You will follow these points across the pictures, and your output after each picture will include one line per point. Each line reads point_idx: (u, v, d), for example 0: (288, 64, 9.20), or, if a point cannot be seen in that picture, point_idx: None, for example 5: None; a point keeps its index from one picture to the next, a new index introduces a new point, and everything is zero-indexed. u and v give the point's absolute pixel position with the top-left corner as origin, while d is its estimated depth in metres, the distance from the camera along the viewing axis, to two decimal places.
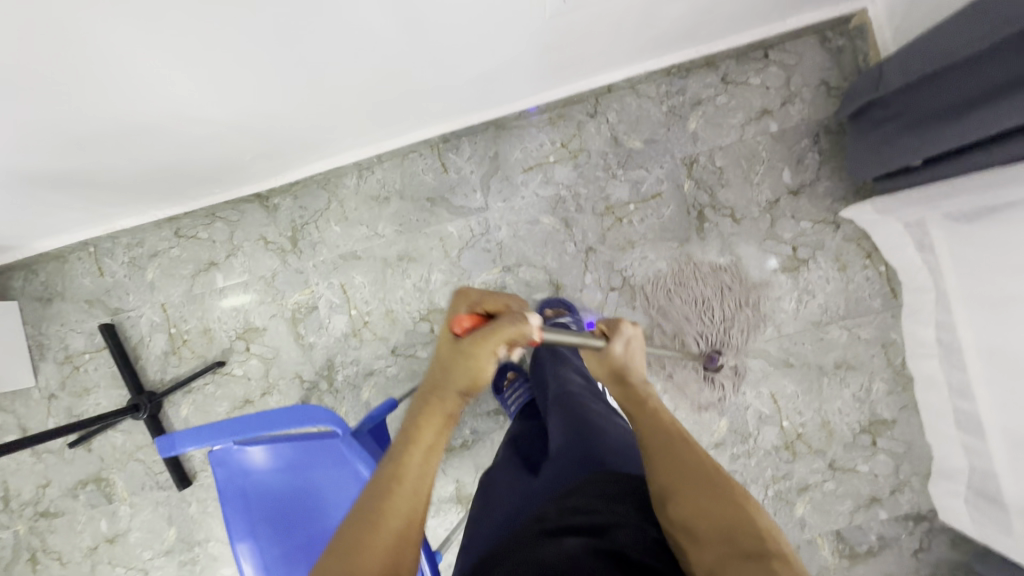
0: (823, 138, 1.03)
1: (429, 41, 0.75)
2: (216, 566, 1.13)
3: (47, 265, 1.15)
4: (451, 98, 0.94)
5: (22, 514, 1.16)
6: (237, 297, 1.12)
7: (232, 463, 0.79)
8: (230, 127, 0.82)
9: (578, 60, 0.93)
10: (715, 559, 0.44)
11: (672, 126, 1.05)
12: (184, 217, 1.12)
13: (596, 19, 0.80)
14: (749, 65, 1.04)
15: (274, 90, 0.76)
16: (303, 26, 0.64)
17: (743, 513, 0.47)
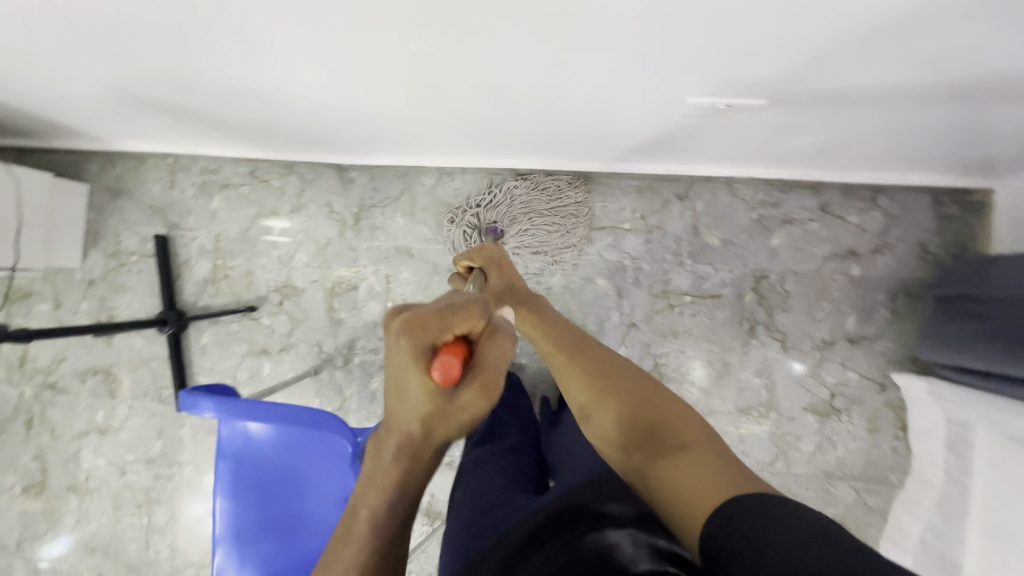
0: (901, 298, 1.00)
1: (547, 97, 0.75)
2: (187, 490, 1.18)
3: (126, 162, 1.19)
4: (544, 143, 0.94)
5: (31, 379, 1.22)
6: (280, 222, 1.15)
7: (237, 425, 0.83)
8: (336, 109, 0.85)
9: (682, 149, 0.92)
10: (643, 459, 0.52)
11: (754, 235, 1.03)
12: (264, 161, 1.15)
13: (716, 126, 0.79)
14: (852, 202, 1.01)
15: (387, 95, 0.78)
16: (436, 58, 0.65)
17: (665, 412, 0.55)
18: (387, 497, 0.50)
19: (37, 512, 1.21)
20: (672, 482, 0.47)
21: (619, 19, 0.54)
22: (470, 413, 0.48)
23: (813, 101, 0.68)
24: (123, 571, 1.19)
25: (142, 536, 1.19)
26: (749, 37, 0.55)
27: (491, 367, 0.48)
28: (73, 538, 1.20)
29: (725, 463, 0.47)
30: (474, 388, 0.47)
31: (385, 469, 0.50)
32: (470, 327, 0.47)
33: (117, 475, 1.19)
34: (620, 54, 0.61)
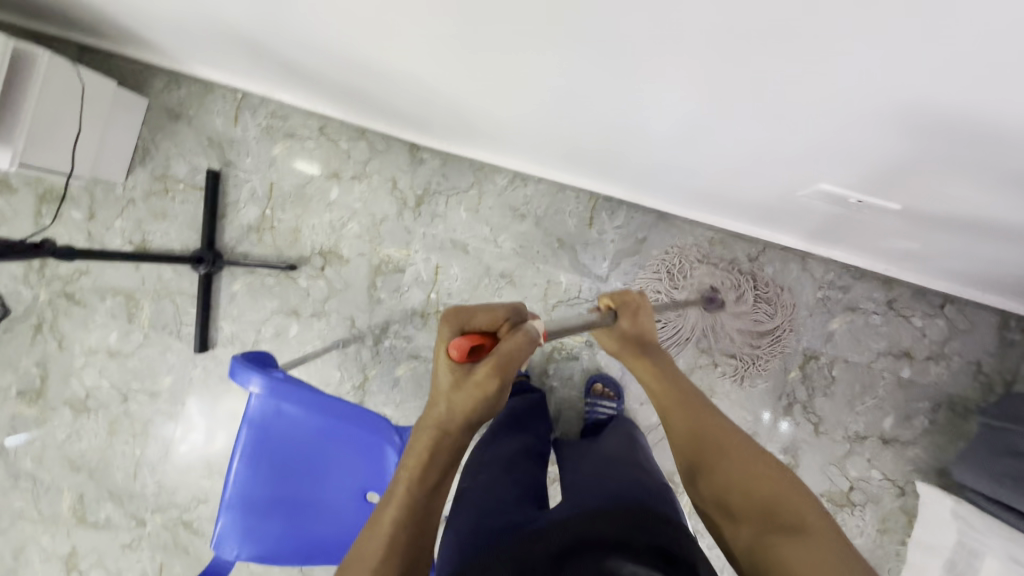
0: (943, 410, 0.99)
1: (660, 138, 0.73)
2: (185, 431, 1.16)
3: (193, 86, 1.14)
4: (630, 177, 0.91)
5: (48, 284, 1.18)
6: (310, 163, 1.11)
7: (265, 404, 0.85)
8: (434, 89, 0.81)
9: (767, 219, 0.89)
10: (752, 533, 0.52)
11: (814, 314, 1.02)
12: (336, 120, 1.10)
13: (814, 214, 0.77)
14: (920, 305, 0.99)
15: (495, 91, 0.75)
16: (566, 73, 0.62)
17: (775, 486, 0.54)
18: (422, 471, 0.49)
19: (28, 419, 1.19)
20: (782, 566, 0.46)
21: (777, 100, 0.52)
22: (479, 395, 0.49)
23: (930, 224, 0.67)
24: (104, 497, 1.17)
25: (131, 467, 1.16)
26: (899, 149, 0.53)
27: (503, 353, 0.50)
28: (60, 453, 1.18)
29: (847, 557, 0.45)
30: (487, 367, 0.49)
31: (417, 440, 0.51)
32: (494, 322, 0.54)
33: (119, 400, 1.17)
34: (758, 126, 0.59)
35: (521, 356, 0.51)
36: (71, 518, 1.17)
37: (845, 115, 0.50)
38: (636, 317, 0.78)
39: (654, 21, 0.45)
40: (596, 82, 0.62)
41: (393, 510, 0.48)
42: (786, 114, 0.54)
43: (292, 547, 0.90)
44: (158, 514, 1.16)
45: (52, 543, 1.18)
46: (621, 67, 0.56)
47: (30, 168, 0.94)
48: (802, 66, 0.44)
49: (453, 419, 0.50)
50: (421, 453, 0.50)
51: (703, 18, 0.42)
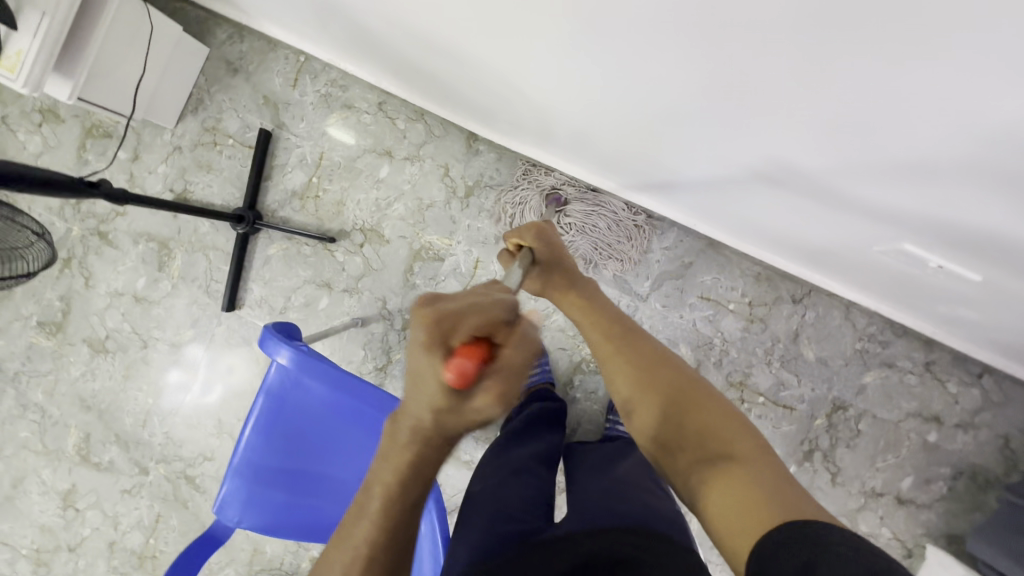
0: (965, 479, 0.98)
1: (735, 164, 0.70)
2: (199, 386, 1.15)
3: (256, 42, 1.12)
4: (690, 199, 0.89)
5: (84, 220, 1.17)
6: (341, 131, 1.10)
7: (292, 372, 0.76)
8: (509, 79, 0.79)
9: (822, 261, 0.87)
10: (689, 462, 0.53)
11: (850, 364, 1.01)
12: (397, 98, 1.09)
13: (876, 264, 0.76)
14: (958, 371, 0.98)
15: (575, 90, 0.73)
16: (659, 80, 0.60)
17: (714, 420, 0.55)
18: (401, 484, 0.44)
19: (46, 351, 1.18)
20: (712, 495, 0.47)
21: (886, 142, 0.49)
22: (481, 417, 0.39)
23: (996, 292, 0.65)
24: (111, 440, 1.16)
25: (141, 414, 1.16)
26: (998, 210, 0.50)
27: (512, 374, 0.39)
28: (72, 389, 1.17)
29: (776, 479, 0.46)
30: (493, 397, 0.38)
31: (397, 452, 0.43)
32: (489, 325, 0.39)
33: (138, 346, 1.16)
34: (851, 165, 0.57)
35: (526, 363, 0.40)
36: (75, 456, 1.17)
37: (955, 168, 0.48)
38: (556, 250, 0.75)
39: (787, 43, 0.43)
40: (688, 94, 0.60)
41: (371, 518, 0.44)
42: (889, 157, 0.52)
43: (291, 524, 0.81)
44: (162, 464, 1.15)
45: (52, 478, 1.17)
46: (722, 83, 0.54)
47: (84, 103, 0.93)
48: (931, 111, 0.42)
49: (444, 436, 0.42)
50: (398, 469, 0.43)
51: (841, 46, 0.40)
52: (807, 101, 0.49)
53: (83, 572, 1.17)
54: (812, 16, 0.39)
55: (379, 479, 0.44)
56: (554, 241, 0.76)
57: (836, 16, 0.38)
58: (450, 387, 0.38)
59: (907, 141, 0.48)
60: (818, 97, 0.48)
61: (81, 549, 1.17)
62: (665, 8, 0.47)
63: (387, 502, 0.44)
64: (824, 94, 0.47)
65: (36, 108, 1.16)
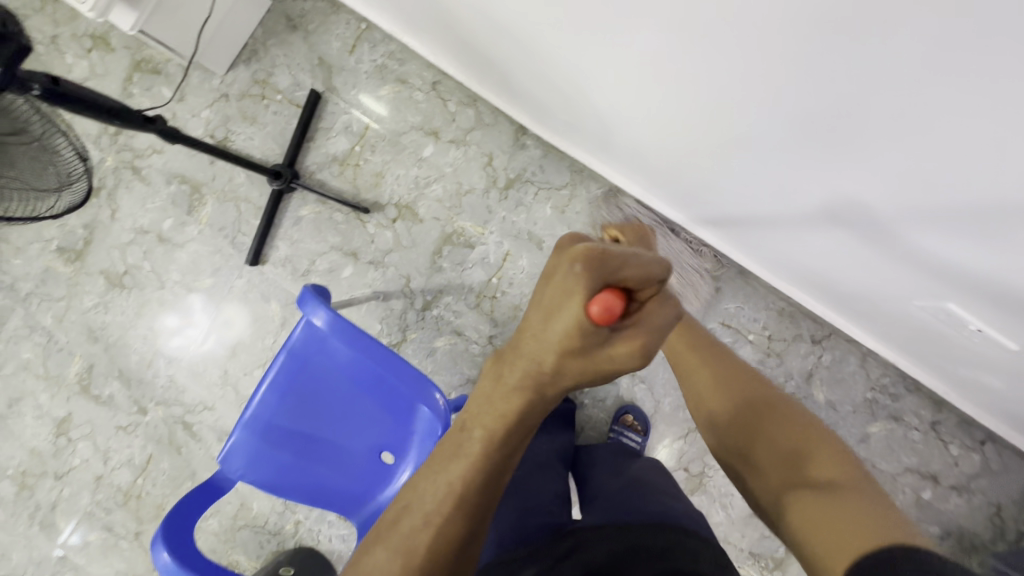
0: (951, 541, 0.99)
1: (791, 198, 0.70)
2: (208, 336, 1.14)
3: (320, 2, 1.11)
4: (731, 224, 0.89)
5: (120, 152, 1.16)
6: (379, 103, 1.10)
7: (318, 335, 0.76)
8: (575, 80, 0.79)
9: (849, 307, 0.88)
10: (775, 482, 0.53)
11: (858, 412, 1.01)
12: (452, 81, 1.08)
13: (908, 317, 0.76)
14: (962, 435, 0.99)
15: (640, 101, 0.73)
16: (731, 106, 0.61)
17: (810, 441, 0.53)
18: (500, 440, 0.43)
19: (61, 277, 1.17)
20: (805, 519, 0.48)
21: (969, 207, 0.50)
22: (603, 367, 0.40)
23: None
24: (113, 374, 1.16)
25: (148, 354, 1.15)
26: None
27: (652, 332, 0.40)
28: (82, 318, 1.17)
29: (874, 509, 0.45)
30: (629, 345, 0.38)
31: (504, 393, 0.42)
32: (643, 280, 0.40)
33: (155, 286, 1.15)
34: (914, 220, 0.57)
35: (663, 333, 0.41)
36: (75, 385, 1.16)
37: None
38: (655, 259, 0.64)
39: (899, 93, 0.44)
40: (769, 126, 0.60)
41: (455, 474, 0.43)
42: (967, 222, 0.52)
43: (291, 486, 0.81)
44: (161, 407, 1.15)
45: (49, 403, 1.17)
46: (813, 120, 0.54)
47: (142, 35, 0.93)
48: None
49: (556, 384, 0.41)
50: (506, 415, 0.42)
51: (956, 104, 0.41)
52: (899, 149, 0.50)
53: (66, 501, 1.17)
54: (939, 71, 0.39)
55: (480, 422, 0.43)
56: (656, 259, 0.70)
57: (964, 75, 0.38)
58: (592, 328, 0.37)
59: (993, 211, 0.48)
60: (912, 148, 0.48)
61: (67, 478, 1.17)
62: (780, 42, 0.47)
63: (484, 453, 0.43)
64: (920, 146, 0.47)
65: (89, 34, 1.15)
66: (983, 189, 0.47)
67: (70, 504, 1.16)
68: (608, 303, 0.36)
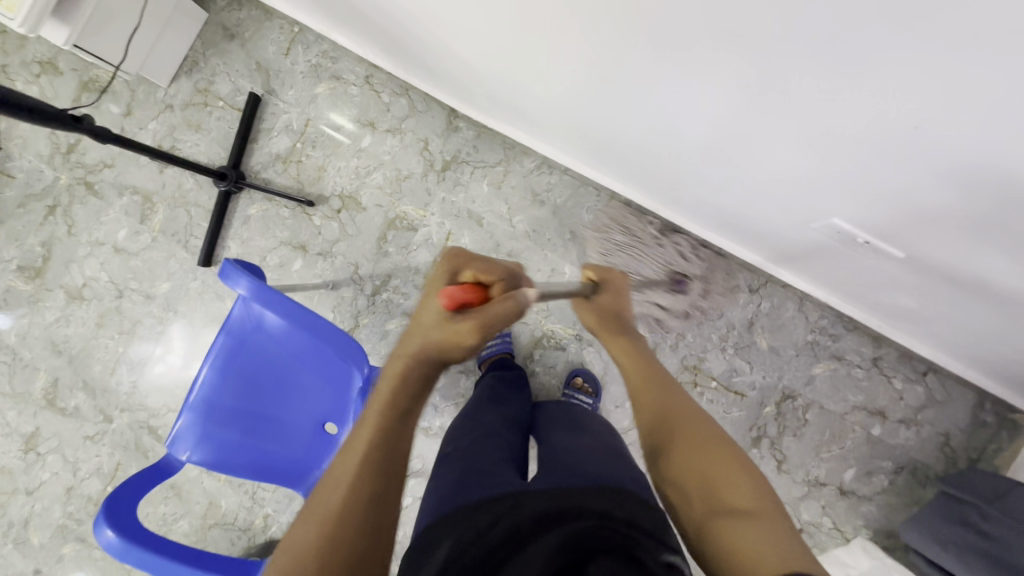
0: (904, 474, 1.01)
1: (691, 133, 0.72)
2: (167, 354, 1.17)
3: (254, 10, 1.16)
4: (684, 196, 0.92)
5: (73, 170, 1.20)
6: (317, 101, 1.14)
7: (253, 310, 0.79)
8: (480, 49, 0.83)
9: (795, 260, 0.91)
10: (701, 509, 0.52)
11: (801, 355, 1.03)
12: (384, 73, 1.13)
13: (820, 246, 0.79)
14: (904, 368, 1.01)
15: (537, 57, 0.76)
16: (608, 43, 0.63)
17: (740, 475, 0.52)
18: (379, 426, 0.47)
19: (22, 295, 1.20)
20: (727, 540, 0.46)
21: (883, 141, 0.51)
22: (451, 341, 0.49)
23: (936, 271, 0.67)
24: (78, 386, 1.18)
25: (111, 362, 1.18)
26: (988, 222, 0.54)
27: (489, 313, 0.49)
28: (45, 333, 1.19)
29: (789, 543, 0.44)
30: (466, 319, 0.48)
31: (392, 364, 0.50)
32: (490, 278, 0.54)
33: (113, 295, 1.18)
34: (830, 155, 0.58)
35: (504, 316, 0.50)
36: (41, 400, 1.18)
37: (945, 170, 0.50)
38: (617, 296, 0.76)
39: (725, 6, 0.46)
40: (684, 82, 0.62)
41: (358, 443, 0.46)
42: (891, 158, 0.53)
43: (240, 465, 0.82)
44: (126, 413, 1.17)
45: (17, 420, 1.19)
46: (717, 71, 0.56)
47: (78, 50, 0.97)
48: (853, 76, 0.45)
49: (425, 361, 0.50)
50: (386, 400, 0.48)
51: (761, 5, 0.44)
52: (793, 89, 0.52)
53: (38, 515, 1.18)
54: None
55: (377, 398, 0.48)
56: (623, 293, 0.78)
57: None
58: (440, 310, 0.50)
59: (861, 118, 0.49)
60: (799, 85, 0.51)
61: (38, 493, 1.18)
62: None
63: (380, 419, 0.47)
64: (806, 82, 0.50)
65: (37, 60, 1.20)
66: (885, 119, 0.48)
67: (43, 519, 1.18)
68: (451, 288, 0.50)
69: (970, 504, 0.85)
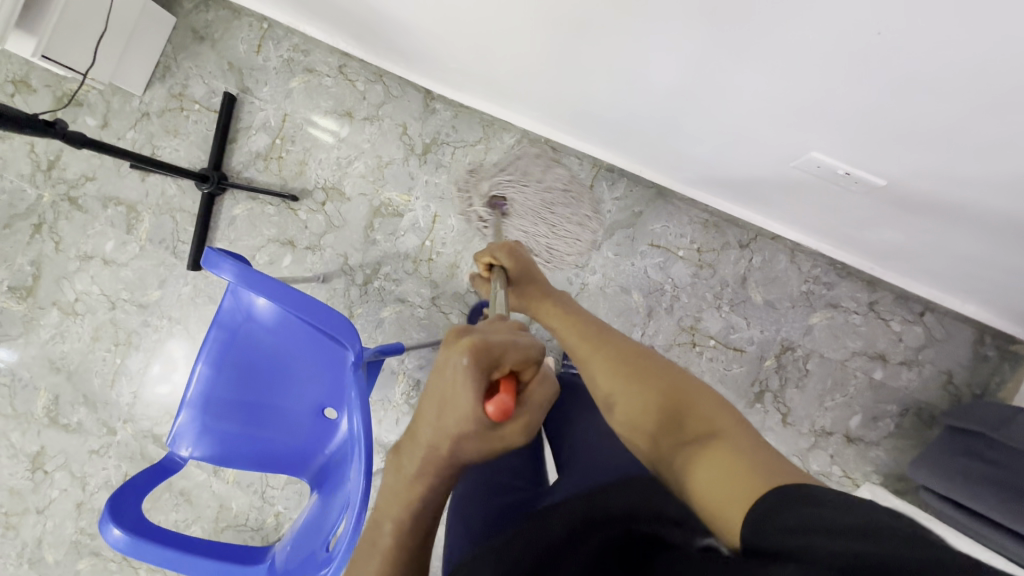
0: (910, 416, 1.01)
1: (662, 82, 0.71)
2: (174, 374, 1.17)
3: (221, 11, 1.16)
4: (662, 151, 0.92)
5: (55, 186, 1.19)
6: (292, 95, 1.14)
7: (242, 299, 0.80)
8: (445, 19, 0.82)
9: (778, 206, 0.91)
10: (674, 445, 0.50)
11: (797, 307, 1.03)
12: (356, 61, 1.12)
13: (803, 186, 0.78)
14: (901, 310, 1.00)
15: (502, 21, 0.75)
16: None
17: (704, 404, 0.51)
18: (407, 520, 0.44)
19: (16, 316, 1.20)
20: (703, 473, 0.44)
21: (849, 64, 0.51)
22: (505, 446, 0.42)
23: (920, 196, 0.67)
24: (79, 401, 1.18)
25: (110, 374, 1.18)
26: (956, 133, 0.53)
27: (535, 407, 0.44)
28: (42, 352, 1.19)
29: (763, 455, 0.43)
30: (517, 427, 0.41)
31: (412, 483, 0.43)
32: (524, 360, 0.43)
33: (107, 307, 1.18)
34: (799, 85, 0.58)
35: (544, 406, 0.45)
36: (44, 418, 1.18)
37: (913, 80, 0.49)
38: (524, 264, 0.79)
39: None
40: (646, 29, 0.62)
41: (386, 538, 0.44)
42: (854, 81, 0.53)
43: (241, 455, 0.83)
44: (129, 424, 1.17)
45: (21, 441, 1.19)
46: (674, 9, 0.56)
47: (48, 62, 0.97)
48: None
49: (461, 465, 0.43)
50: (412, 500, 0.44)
51: None
52: (750, 18, 0.52)
53: (51, 533, 1.18)
54: None
55: (388, 516, 0.44)
56: (526, 260, 0.80)
57: None
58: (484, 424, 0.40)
59: (825, 35, 0.49)
60: (755, 14, 0.51)
61: (48, 511, 1.18)
62: None
63: (399, 541, 0.44)
64: (761, 6, 0.50)
65: (9, 79, 1.19)
66: (843, 34, 0.48)
67: (56, 536, 1.18)
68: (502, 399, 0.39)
69: (978, 434, 0.85)
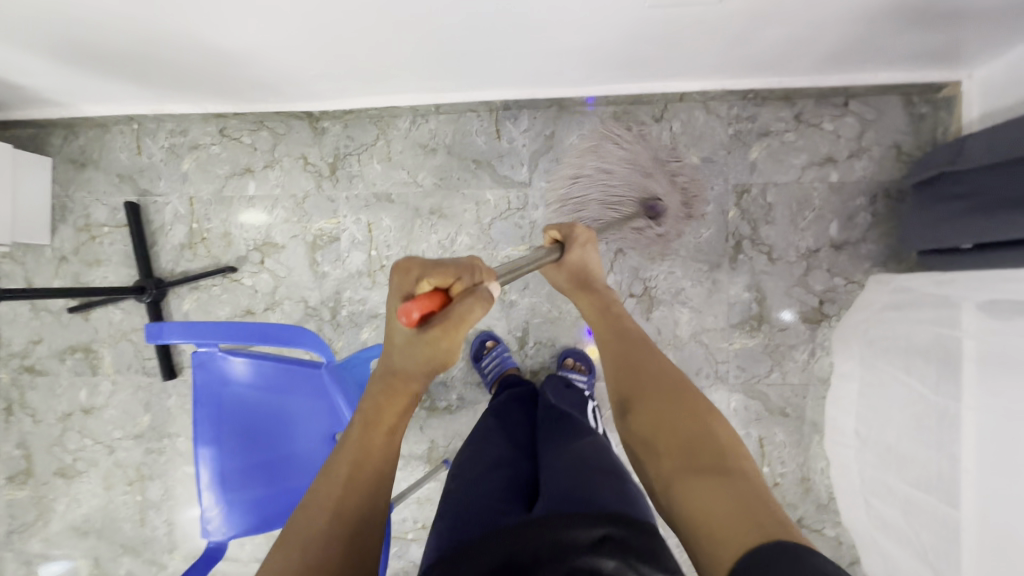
0: (881, 202, 1.01)
1: None
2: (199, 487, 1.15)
3: (89, 131, 1.15)
4: (540, 65, 0.92)
5: (8, 364, 1.17)
6: (189, 178, 1.13)
7: (214, 369, 0.78)
8: (302, 38, 0.82)
9: (665, 62, 0.91)
10: (674, 468, 0.50)
11: (733, 151, 1.03)
12: (233, 118, 1.12)
13: (673, 27, 0.79)
14: (826, 110, 1.01)
15: (332, 11, 0.75)
16: None
17: (706, 430, 0.52)
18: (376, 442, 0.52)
19: (25, 501, 1.17)
20: (695, 503, 0.46)
21: None
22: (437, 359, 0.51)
23: None
24: (120, 552, 1.15)
25: (137, 514, 1.15)
26: None
27: (458, 324, 0.48)
28: (64, 523, 1.16)
29: (759, 501, 0.44)
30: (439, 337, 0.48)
31: (377, 393, 0.54)
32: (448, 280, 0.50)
33: (106, 453, 1.15)
34: None
35: (478, 321, 0.49)
36: None
37: None
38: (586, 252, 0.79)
39: None
40: None
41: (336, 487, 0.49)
42: None
43: (278, 515, 0.80)
44: (177, 552, 1.14)
45: None
46: None
47: None
48: None
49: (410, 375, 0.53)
50: (380, 421, 0.53)
51: None
52: None
53: None
54: None
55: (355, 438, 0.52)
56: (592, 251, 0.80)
57: None
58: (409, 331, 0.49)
59: None
60: None
61: None
62: None
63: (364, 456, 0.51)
64: None
65: None
66: None
67: None
68: (415, 305, 0.46)
69: (941, 178, 0.85)
